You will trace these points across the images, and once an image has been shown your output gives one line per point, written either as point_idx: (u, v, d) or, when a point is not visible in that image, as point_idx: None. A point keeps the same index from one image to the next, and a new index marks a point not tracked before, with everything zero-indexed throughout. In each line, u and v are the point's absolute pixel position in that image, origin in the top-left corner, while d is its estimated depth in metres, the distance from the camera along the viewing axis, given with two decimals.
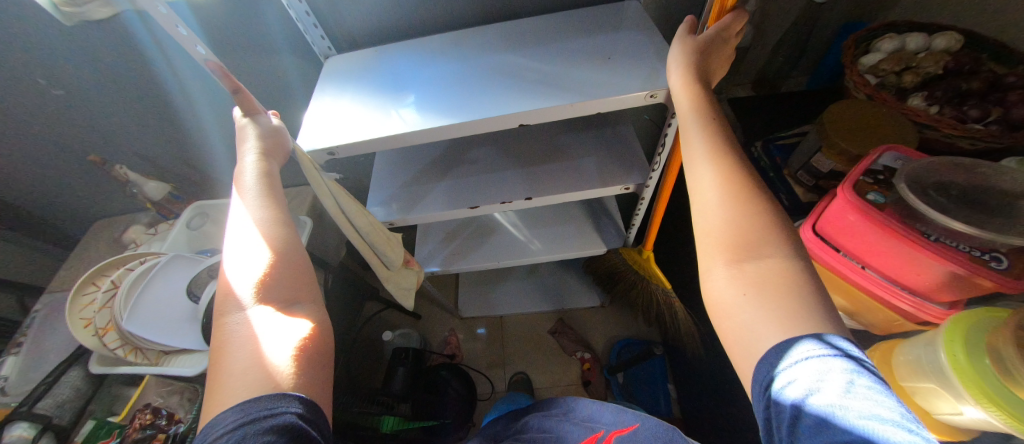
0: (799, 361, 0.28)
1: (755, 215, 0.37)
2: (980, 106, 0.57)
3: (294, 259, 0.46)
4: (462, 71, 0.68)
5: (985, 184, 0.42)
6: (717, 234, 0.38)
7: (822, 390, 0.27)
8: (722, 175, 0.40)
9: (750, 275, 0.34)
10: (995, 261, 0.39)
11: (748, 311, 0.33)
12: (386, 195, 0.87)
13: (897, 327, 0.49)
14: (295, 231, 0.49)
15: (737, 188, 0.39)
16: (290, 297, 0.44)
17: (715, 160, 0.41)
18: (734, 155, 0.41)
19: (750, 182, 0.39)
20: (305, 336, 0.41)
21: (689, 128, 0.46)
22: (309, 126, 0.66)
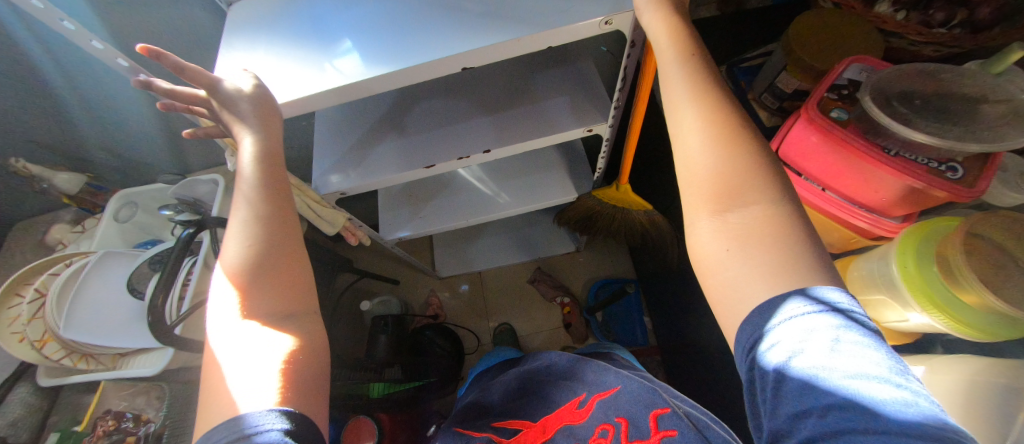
0: (784, 320, 0.28)
1: (740, 162, 0.36)
2: (947, 7, 0.54)
3: (278, 265, 0.44)
4: (392, 10, 0.59)
5: (945, 92, 0.41)
6: (703, 182, 0.37)
7: (807, 350, 0.26)
8: (706, 122, 0.38)
9: (734, 227, 0.34)
10: (950, 171, 0.38)
11: (732, 266, 0.33)
12: (331, 163, 0.80)
13: (852, 243, 0.51)
14: (281, 230, 0.46)
15: (721, 132, 0.37)
16: (280, 308, 0.42)
17: (699, 102, 0.39)
18: (717, 97, 0.39)
19: (735, 125, 0.38)
20: (289, 350, 0.39)
21: (669, 64, 0.42)
22: (219, 92, 0.57)
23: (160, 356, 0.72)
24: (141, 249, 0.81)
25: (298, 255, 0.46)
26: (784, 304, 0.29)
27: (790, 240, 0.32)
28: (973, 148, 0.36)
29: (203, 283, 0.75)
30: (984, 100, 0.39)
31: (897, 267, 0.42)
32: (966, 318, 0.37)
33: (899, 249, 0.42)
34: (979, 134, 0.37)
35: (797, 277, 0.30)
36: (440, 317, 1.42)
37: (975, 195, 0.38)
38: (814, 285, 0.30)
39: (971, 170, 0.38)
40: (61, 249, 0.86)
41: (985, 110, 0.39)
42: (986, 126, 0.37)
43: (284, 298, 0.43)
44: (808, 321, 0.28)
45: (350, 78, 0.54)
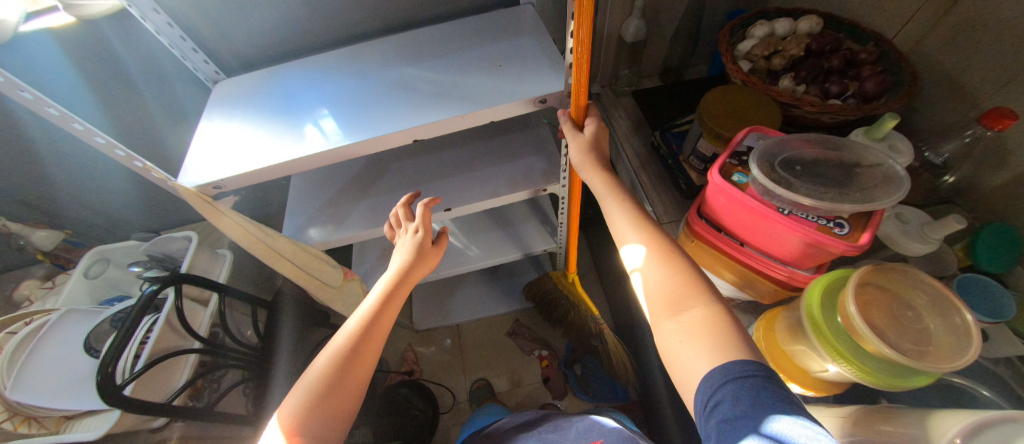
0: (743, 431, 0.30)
1: (680, 274, 0.43)
2: (839, 82, 0.62)
3: (338, 391, 0.47)
4: (356, 89, 0.66)
5: (828, 157, 0.46)
6: (654, 293, 0.44)
7: None
8: (648, 245, 0.47)
9: (686, 324, 0.40)
10: (838, 227, 0.42)
11: (688, 354, 0.38)
12: (299, 222, 0.84)
13: (777, 295, 0.53)
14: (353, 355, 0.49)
15: (661, 253, 0.45)
16: (323, 432, 0.44)
17: (639, 232, 0.48)
18: (652, 224, 0.49)
19: (670, 245, 0.46)
20: None
21: (608, 204, 0.53)
22: (192, 162, 0.62)
23: (108, 418, 0.70)
24: (106, 306, 0.82)
25: (363, 380, 0.49)
26: (745, 382, 0.32)
27: (732, 328, 0.38)
28: (847, 208, 0.40)
29: (162, 341, 0.75)
30: (858, 166, 0.45)
31: (806, 316, 0.44)
32: (871, 369, 0.38)
33: (805, 299, 0.45)
34: (855, 195, 0.41)
35: (733, 352, 0.36)
36: (415, 373, 1.38)
37: (861, 249, 0.41)
38: (745, 358, 0.35)
39: (856, 226, 0.42)
40: (27, 306, 0.86)
41: (859, 174, 0.44)
42: (861, 188, 0.42)
43: (330, 420, 0.45)
44: (770, 402, 0.30)
45: (313, 148, 0.60)
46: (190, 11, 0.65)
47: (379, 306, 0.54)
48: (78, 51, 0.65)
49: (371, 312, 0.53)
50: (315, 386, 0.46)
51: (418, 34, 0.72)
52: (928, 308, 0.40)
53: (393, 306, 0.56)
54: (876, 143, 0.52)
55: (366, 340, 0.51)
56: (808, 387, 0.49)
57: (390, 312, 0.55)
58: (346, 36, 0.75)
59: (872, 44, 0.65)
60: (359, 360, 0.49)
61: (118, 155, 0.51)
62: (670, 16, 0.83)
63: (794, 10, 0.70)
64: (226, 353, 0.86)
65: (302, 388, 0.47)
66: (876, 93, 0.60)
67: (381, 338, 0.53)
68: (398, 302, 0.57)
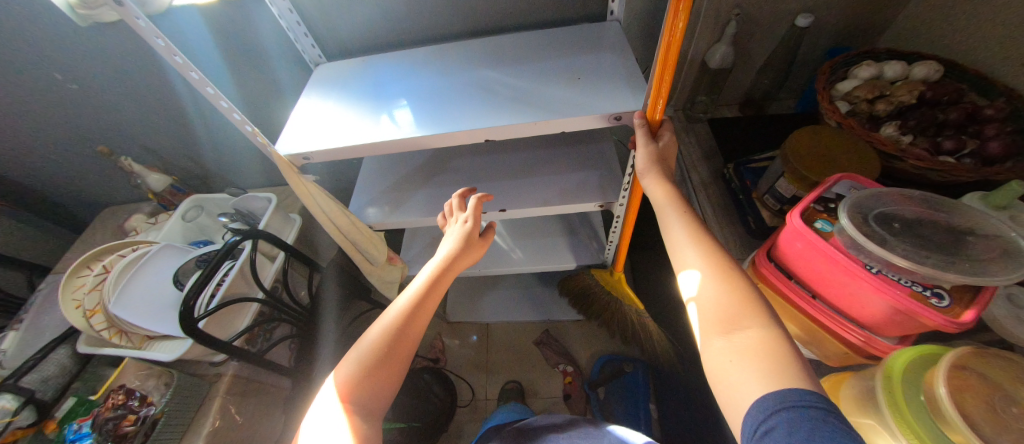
0: None
1: (737, 293, 0.41)
2: (955, 138, 0.56)
3: (386, 364, 0.50)
4: (438, 85, 0.70)
5: (934, 219, 0.42)
6: (707, 308, 0.41)
7: None
8: (706, 259, 0.45)
9: (739, 345, 0.37)
10: (936, 297, 0.38)
11: (736, 374, 0.36)
12: (365, 200, 0.90)
13: (847, 359, 0.49)
14: (401, 332, 0.52)
15: (720, 270, 0.43)
16: (373, 400, 0.49)
17: (698, 246, 0.46)
18: (711, 240, 0.47)
19: (729, 263, 0.44)
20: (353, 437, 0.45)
21: (667, 215, 0.51)
22: (288, 133, 0.69)
23: (180, 345, 0.80)
24: (194, 247, 0.94)
25: (408, 358, 0.53)
26: (805, 413, 0.31)
27: (792, 355, 0.35)
28: (952, 278, 0.36)
29: (234, 287, 0.83)
30: (971, 233, 0.40)
31: (881, 389, 0.40)
32: None
33: (883, 370, 0.41)
34: (963, 266, 0.37)
35: (792, 381, 0.34)
36: (439, 362, 1.42)
37: (963, 326, 0.36)
38: (805, 387, 0.33)
39: (958, 299, 0.38)
40: (134, 235, 1.00)
41: (971, 243, 0.39)
42: (972, 258, 0.38)
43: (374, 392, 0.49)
44: (832, 436, 0.29)
45: (393, 135, 0.64)
46: (308, 0, 0.73)
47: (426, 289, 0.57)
48: (215, 24, 0.75)
49: (417, 294, 0.56)
50: (365, 357, 0.50)
51: (503, 40, 0.75)
52: None
53: (437, 290, 0.58)
54: (994, 212, 0.47)
55: (412, 321, 0.53)
56: None
57: (435, 295, 0.57)
58: (436, 35, 0.79)
59: (1002, 101, 0.57)
60: (404, 338, 0.52)
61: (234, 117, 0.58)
62: (762, 47, 0.80)
63: (910, 53, 0.65)
64: (282, 307, 0.94)
65: (354, 357, 0.50)
66: (1001, 155, 0.54)
67: (425, 320, 0.55)
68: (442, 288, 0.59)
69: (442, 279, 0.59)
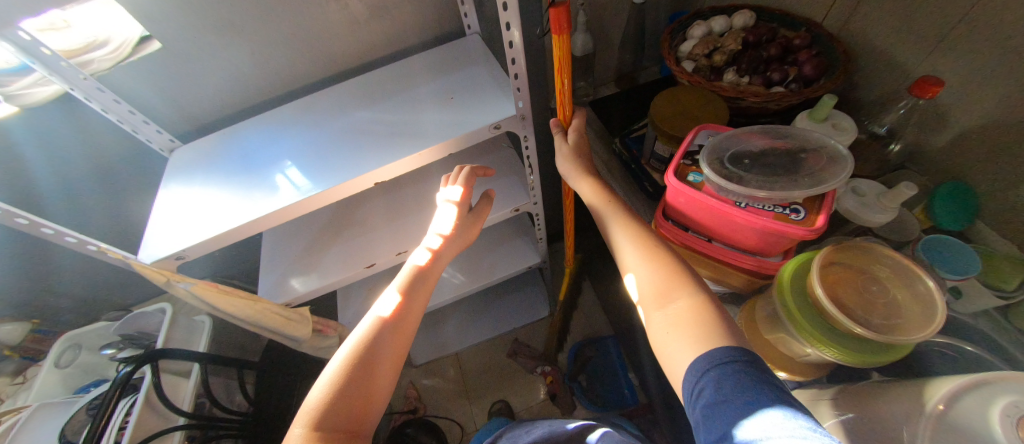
0: (736, 404, 0.30)
1: (666, 267, 0.44)
2: (779, 70, 0.65)
3: (360, 382, 0.45)
4: (313, 140, 0.67)
5: (776, 147, 0.47)
6: (642, 287, 0.44)
7: (746, 422, 0.28)
8: (636, 240, 0.48)
9: (672, 315, 0.40)
10: (794, 213, 0.43)
11: (672, 341, 0.39)
12: (275, 276, 0.82)
13: (752, 285, 0.54)
14: (375, 350, 0.48)
15: (653, 250, 0.46)
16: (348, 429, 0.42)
17: (627, 231, 0.49)
18: (639, 222, 0.50)
19: (657, 241, 0.47)
20: None
21: (595, 202, 0.55)
22: (152, 236, 0.60)
23: None
24: (81, 395, 0.78)
25: (394, 371, 0.49)
26: (728, 366, 0.33)
27: (715, 316, 0.38)
28: (798, 195, 0.41)
29: (143, 424, 0.71)
30: (804, 151, 0.46)
31: (778, 302, 0.44)
32: (847, 349, 0.38)
33: (776, 285, 0.45)
34: (804, 181, 0.43)
35: (717, 337, 0.36)
36: (419, 411, 1.34)
37: (819, 232, 0.41)
38: (726, 342, 0.35)
39: (812, 209, 0.43)
40: None
41: (806, 159, 0.45)
42: (809, 173, 0.43)
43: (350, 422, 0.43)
44: (755, 386, 0.31)
45: (278, 204, 0.59)
46: (136, 84, 0.64)
47: (381, 325, 0.51)
48: (21, 138, 0.63)
49: (368, 337, 0.50)
50: (343, 374, 0.46)
51: (369, 78, 0.73)
52: (892, 280, 0.41)
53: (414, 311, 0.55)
54: (820, 124, 0.54)
55: (379, 354, 0.48)
56: (793, 369, 0.49)
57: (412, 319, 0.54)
58: (302, 87, 0.75)
59: (803, 30, 0.67)
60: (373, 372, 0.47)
61: (68, 241, 0.50)
62: (614, 27, 0.86)
63: (727, 7, 0.73)
64: (214, 424, 0.82)
65: (329, 376, 0.46)
66: (815, 75, 0.63)
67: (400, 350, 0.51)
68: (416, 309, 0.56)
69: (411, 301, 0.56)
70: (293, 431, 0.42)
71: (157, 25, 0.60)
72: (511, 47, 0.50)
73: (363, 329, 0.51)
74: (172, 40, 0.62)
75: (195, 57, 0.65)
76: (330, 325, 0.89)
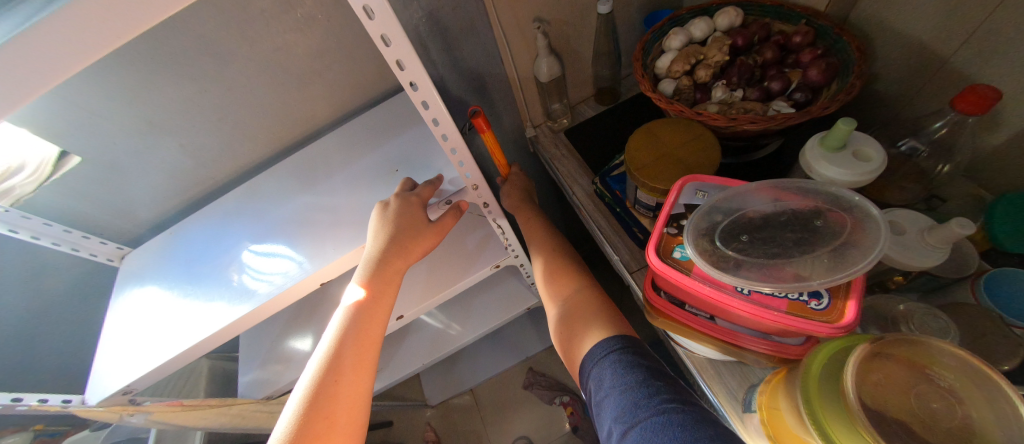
0: (611, 392, 0.43)
1: (561, 277, 0.64)
2: (777, 79, 0.54)
3: None
4: (260, 233, 0.61)
5: (782, 207, 0.38)
6: (547, 291, 0.65)
7: (619, 410, 0.40)
8: (544, 259, 0.69)
9: (562, 309, 0.60)
10: (814, 300, 0.34)
11: (560, 328, 0.58)
12: (255, 367, 0.75)
13: (768, 363, 0.44)
14: (311, 425, 0.42)
15: (561, 275, 0.65)
16: None
17: (539, 252, 0.71)
18: (550, 246, 0.71)
19: (561, 260, 0.68)
20: None
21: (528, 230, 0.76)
22: (100, 366, 0.56)
23: None
24: None
25: (355, 423, 0.44)
26: (607, 363, 0.46)
27: (586, 308, 0.57)
28: (816, 286, 0.32)
29: None
30: (818, 213, 0.36)
31: (801, 407, 0.34)
32: None
33: (799, 383, 0.36)
34: (820, 261, 0.33)
35: (584, 321, 0.55)
36: None
37: (850, 327, 0.32)
38: (588, 323, 0.54)
39: (836, 293, 0.34)
40: None
41: (822, 226, 0.35)
42: (829, 247, 0.34)
43: None
44: (620, 375, 0.43)
45: (226, 317, 0.54)
46: (68, 198, 0.60)
47: (297, 422, 0.42)
48: None
49: (295, 421, 0.42)
50: None
51: (315, 150, 0.66)
52: (961, 387, 0.31)
53: (355, 373, 0.46)
54: (836, 154, 0.44)
55: (317, 433, 0.41)
56: None
57: (346, 398, 0.44)
58: (248, 167, 0.69)
59: (803, 23, 0.56)
60: None
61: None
62: (583, 42, 0.76)
63: (706, 5, 0.62)
64: None
65: None
66: (823, 80, 0.52)
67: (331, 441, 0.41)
68: (347, 380, 0.45)
69: (340, 365, 0.46)
70: None
71: (76, 137, 0.55)
72: (438, 124, 0.43)
73: (287, 420, 0.43)
74: (93, 150, 0.57)
75: (125, 160, 0.60)
76: None
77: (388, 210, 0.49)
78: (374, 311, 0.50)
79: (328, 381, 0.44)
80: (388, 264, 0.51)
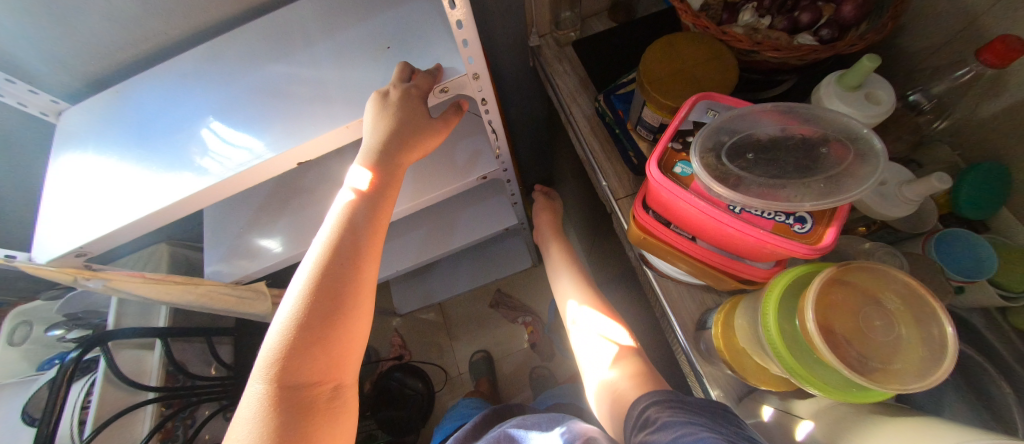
0: None
1: (573, 257, 0.81)
2: (810, 8, 0.50)
3: (316, 335, 0.42)
4: (225, 104, 0.54)
5: (791, 132, 0.37)
6: (557, 263, 0.81)
7: None
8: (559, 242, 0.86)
9: (573, 278, 0.75)
10: (798, 223, 0.35)
11: (569, 291, 0.72)
12: (221, 253, 0.72)
13: (734, 286, 0.47)
14: (324, 299, 0.43)
15: (571, 257, 0.81)
16: (317, 376, 0.41)
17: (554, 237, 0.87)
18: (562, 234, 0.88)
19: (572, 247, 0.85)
20: (274, 413, 0.39)
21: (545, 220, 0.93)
22: (45, 224, 0.52)
23: None
24: (43, 371, 0.77)
25: (366, 303, 0.47)
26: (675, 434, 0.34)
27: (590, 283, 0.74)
28: (808, 207, 0.32)
29: (108, 401, 0.71)
30: (825, 141, 0.36)
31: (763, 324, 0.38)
32: (828, 386, 0.34)
33: (762, 301, 0.39)
34: (816, 186, 0.34)
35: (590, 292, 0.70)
36: (405, 357, 1.38)
37: (824, 250, 0.34)
38: (594, 294, 0.70)
39: (820, 219, 0.35)
40: None
41: (825, 154, 0.36)
42: (826, 174, 0.34)
43: (316, 369, 0.41)
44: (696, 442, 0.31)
45: (186, 190, 0.50)
46: None
47: (309, 298, 0.43)
48: None
49: (306, 295, 0.43)
50: (284, 339, 0.41)
51: (289, 15, 0.57)
52: (899, 311, 0.34)
53: (365, 259, 0.47)
54: (850, 93, 0.43)
55: (331, 309, 0.43)
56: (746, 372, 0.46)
57: (361, 281, 0.46)
58: (209, 28, 0.60)
59: None
60: (329, 333, 0.42)
61: None
62: None
63: None
64: (190, 392, 0.82)
65: (272, 343, 0.42)
66: (854, 19, 0.49)
67: (344, 317, 0.44)
68: (356, 265, 0.46)
69: (351, 248, 0.46)
70: (248, 402, 0.40)
71: None
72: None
73: (297, 292, 0.44)
74: None
75: None
76: None
77: (379, 107, 0.44)
78: (376, 205, 0.50)
79: (339, 261, 0.45)
80: (393, 155, 0.49)
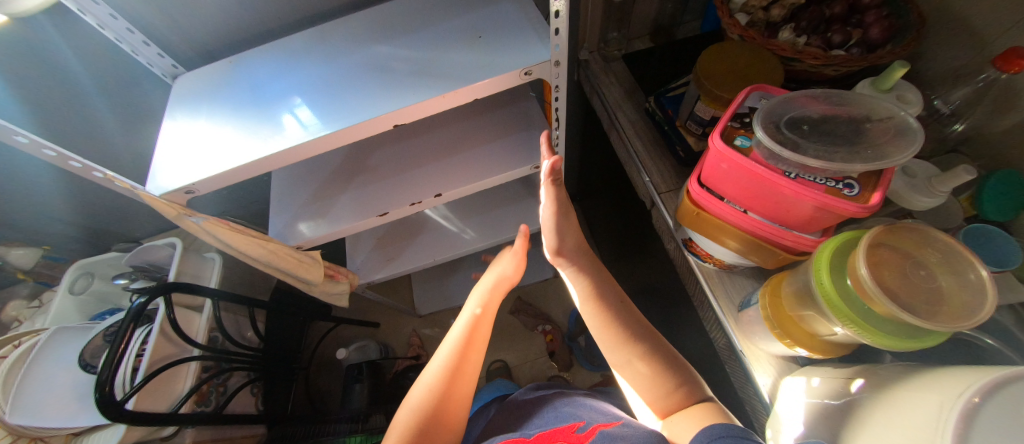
0: None
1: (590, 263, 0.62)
2: (843, 30, 0.58)
3: (471, 349, 0.60)
4: (327, 75, 0.62)
5: (835, 114, 0.44)
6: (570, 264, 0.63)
7: None
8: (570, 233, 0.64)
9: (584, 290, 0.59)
10: (848, 188, 0.40)
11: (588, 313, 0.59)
12: (286, 219, 0.79)
13: (782, 261, 0.51)
14: (480, 329, 0.62)
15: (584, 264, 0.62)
16: (461, 374, 0.57)
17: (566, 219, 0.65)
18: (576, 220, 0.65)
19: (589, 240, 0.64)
20: (433, 389, 0.55)
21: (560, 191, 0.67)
22: (158, 164, 0.58)
23: (114, 432, 0.71)
24: (97, 321, 0.81)
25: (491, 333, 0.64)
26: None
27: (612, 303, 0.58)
28: (858, 167, 0.38)
29: (159, 351, 0.74)
30: (869, 121, 0.43)
31: (816, 284, 0.42)
32: (884, 332, 0.37)
33: (813, 264, 0.43)
34: (864, 154, 0.39)
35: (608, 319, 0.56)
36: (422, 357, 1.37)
37: (873, 210, 0.39)
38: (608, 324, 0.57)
39: (867, 185, 0.40)
40: (16, 326, 0.85)
41: (870, 130, 0.42)
42: (871, 145, 0.40)
43: (462, 368, 0.58)
44: None
45: (282, 143, 0.56)
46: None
47: (475, 323, 0.62)
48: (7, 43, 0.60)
49: (467, 329, 0.61)
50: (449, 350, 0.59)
51: (388, 10, 0.67)
52: (938, 268, 0.39)
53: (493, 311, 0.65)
54: (883, 95, 0.50)
55: (478, 338, 0.61)
56: (793, 341, 0.48)
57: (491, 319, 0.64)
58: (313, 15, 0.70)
59: None
60: (473, 350, 0.60)
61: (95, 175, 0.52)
62: None
63: None
64: (227, 357, 0.84)
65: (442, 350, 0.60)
66: (881, 40, 0.57)
67: (477, 356, 0.61)
68: (488, 322, 0.64)
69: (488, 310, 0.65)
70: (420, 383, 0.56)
71: None
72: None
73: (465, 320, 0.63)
74: None
75: None
76: (341, 272, 0.90)
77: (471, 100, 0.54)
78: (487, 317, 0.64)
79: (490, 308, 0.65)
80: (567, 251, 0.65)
